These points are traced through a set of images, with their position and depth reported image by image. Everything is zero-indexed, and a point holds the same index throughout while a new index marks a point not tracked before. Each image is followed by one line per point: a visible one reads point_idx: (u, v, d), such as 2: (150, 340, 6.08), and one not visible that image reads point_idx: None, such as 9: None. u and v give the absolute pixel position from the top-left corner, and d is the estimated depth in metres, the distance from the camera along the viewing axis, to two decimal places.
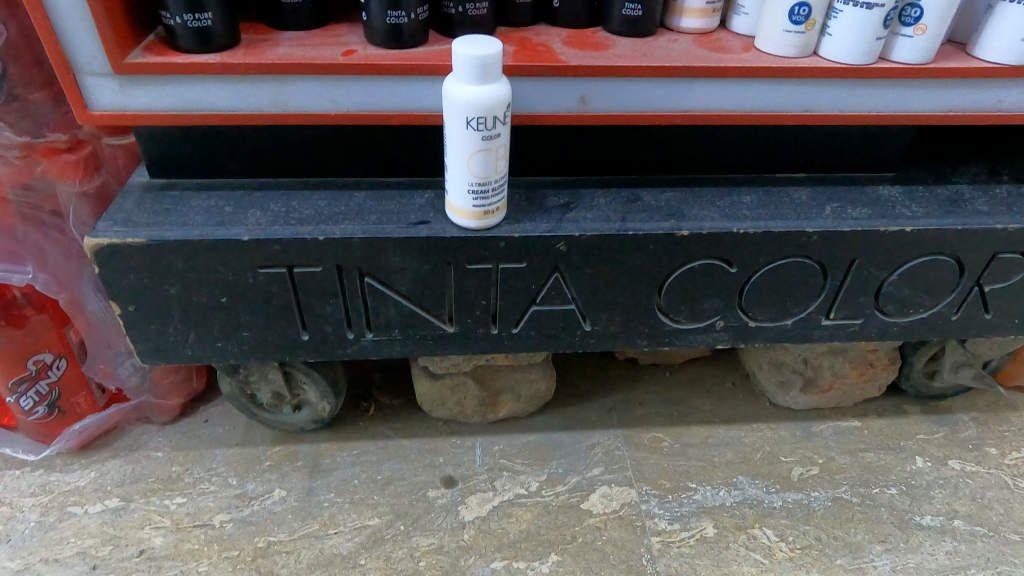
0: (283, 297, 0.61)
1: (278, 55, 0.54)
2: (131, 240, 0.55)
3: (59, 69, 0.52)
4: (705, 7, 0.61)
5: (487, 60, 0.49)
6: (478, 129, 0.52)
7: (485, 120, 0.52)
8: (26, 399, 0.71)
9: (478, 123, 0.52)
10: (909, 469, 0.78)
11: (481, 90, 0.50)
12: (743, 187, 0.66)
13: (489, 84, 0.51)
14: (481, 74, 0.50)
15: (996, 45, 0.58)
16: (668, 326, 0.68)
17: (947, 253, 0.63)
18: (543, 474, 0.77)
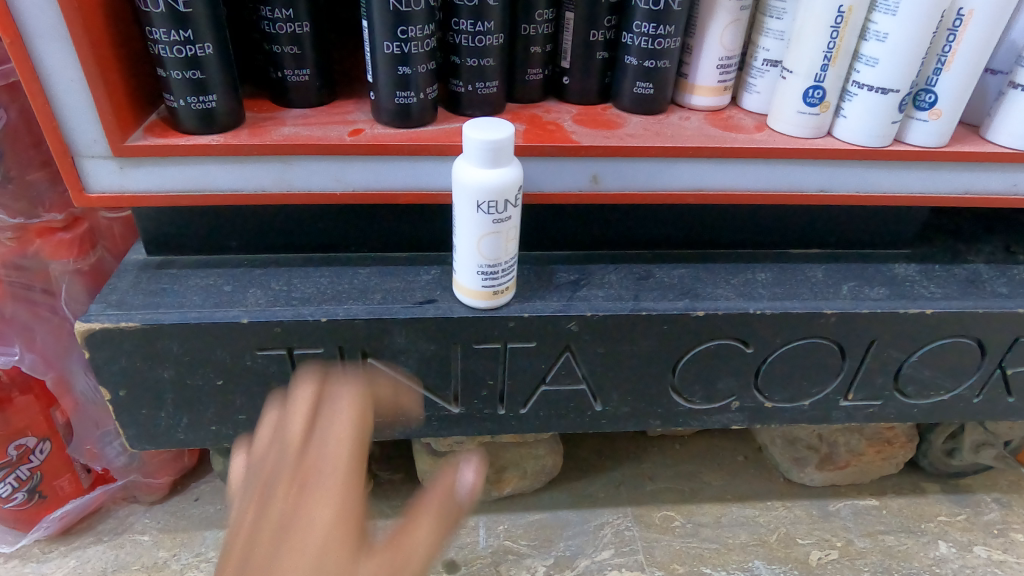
0: (281, 379, 0.58)
1: (284, 134, 0.53)
2: (124, 325, 0.53)
3: (58, 152, 0.50)
4: (718, 86, 0.60)
5: (498, 145, 0.47)
6: (489, 213, 0.50)
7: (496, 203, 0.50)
8: (3, 486, 0.67)
9: (488, 207, 0.50)
10: (932, 555, 0.74)
11: (493, 175, 0.48)
12: (756, 264, 0.65)
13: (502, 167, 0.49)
14: (493, 158, 0.48)
15: (1009, 130, 0.57)
16: (683, 406, 0.65)
17: (969, 335, 0.61)
18: (549, 558, 0.73)
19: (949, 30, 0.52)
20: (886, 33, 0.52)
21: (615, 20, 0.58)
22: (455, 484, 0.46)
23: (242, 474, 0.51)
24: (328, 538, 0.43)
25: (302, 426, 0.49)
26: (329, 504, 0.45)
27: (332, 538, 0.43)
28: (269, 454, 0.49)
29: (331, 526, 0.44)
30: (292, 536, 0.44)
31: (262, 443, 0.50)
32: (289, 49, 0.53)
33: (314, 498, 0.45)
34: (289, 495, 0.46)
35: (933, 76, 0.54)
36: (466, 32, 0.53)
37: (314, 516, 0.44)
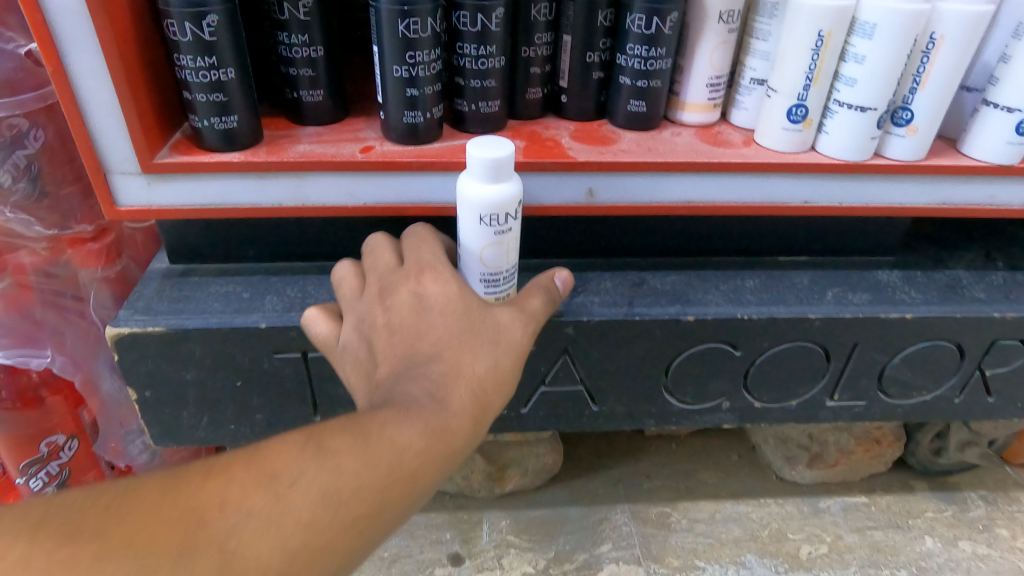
0: (296, 381, 0.62)
1: (300, 152, 0.57)
2: (151, 329, 0.56)
3: (91, 170, 0.55)
4: (707, 103, 0.64)
5: (499, 161, 0.51)
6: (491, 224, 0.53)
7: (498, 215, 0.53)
8: (36, 481, 0.72)
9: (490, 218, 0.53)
10: (918, 549, 0.78)
11: (495, 189, 0.52)
12: (745, 271, 0.68)
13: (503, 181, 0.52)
14: (495, 175, 0.51)
15: (983, 145, 0.61)
16: (676, 406, 0.68)
17: (948, 338, 0.65)
18: (550, 552, 0.77)
19: (922, 52, 0.55)
20: (864, 56, 0.55)
21: (610, 42, 0.61)
22: (555, 278, 0.55)
23: (332, 329, 0.53)
24: (468, 306, 0.48)
25: (387, 255, 0.53)
26: (447, 283, 0.49)
27: (470, 301, 0.48)
28: (366, 288, 0.53)
29: (460, 296, 0.48)
30: (431, 301, 0.48)
31: (352, 290, 0.54)
32: (305, 71, 0.57)
33: (433, 278, 0.50)
34: (412, 288, 0.50)
35: (908, 95, 0.58)
36: (470, 56, 0.57)
37: (443, 290, 0.49)
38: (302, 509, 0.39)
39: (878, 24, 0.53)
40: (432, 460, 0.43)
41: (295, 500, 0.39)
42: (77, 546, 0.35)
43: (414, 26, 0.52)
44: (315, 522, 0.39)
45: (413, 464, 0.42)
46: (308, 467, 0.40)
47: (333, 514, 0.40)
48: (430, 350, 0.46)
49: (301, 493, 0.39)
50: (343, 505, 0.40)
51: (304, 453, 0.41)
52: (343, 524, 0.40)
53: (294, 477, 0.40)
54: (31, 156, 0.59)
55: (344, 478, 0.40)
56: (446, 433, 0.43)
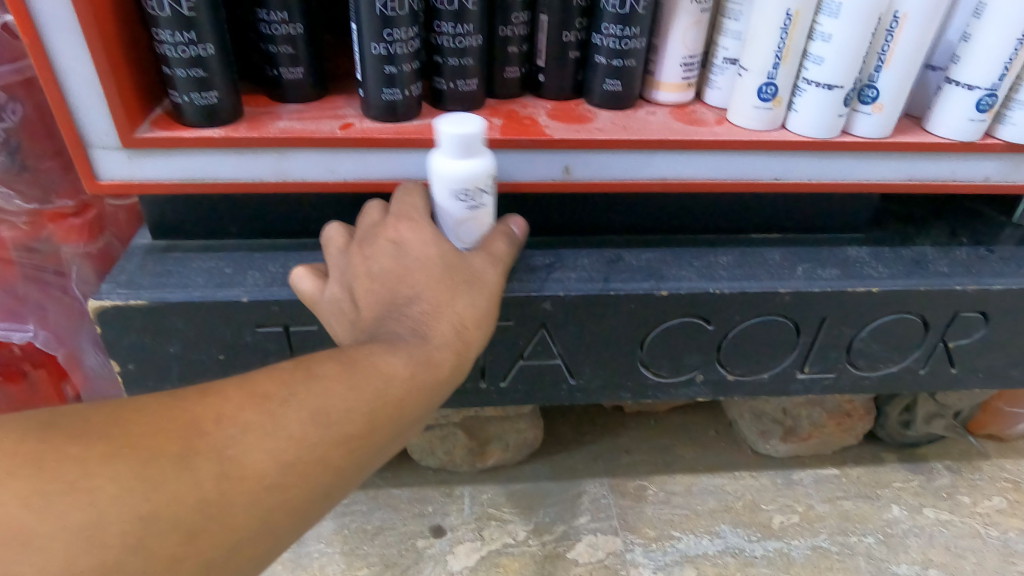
0: (279, 355, 0.63)
1: (280, 128, 0.58)
2: (133, 303, 0.57)
3: (72, 144, 0.55)
4: (681, 83, 0.65)
5: (469, 137, 0.52)
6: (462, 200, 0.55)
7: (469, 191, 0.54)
8: None
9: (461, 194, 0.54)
10: (885, 517, 0.80)
11: (464, 166, 0.53)
12: (719, 247, 0.70)
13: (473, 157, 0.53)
14: (465, 151, 0.53)
15: (946, 123, 0.63)
16: (651, 380, 0.70)
17: (913, 311, 0.67)
18: (530, 523, 0.79)
19: (886, 31, 0.57)
20: (830, 35, 0.57)
21: (586, 22, 0.62)
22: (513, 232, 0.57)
23: (317, 285, 0.55)
24: (444, 251, 0.51)
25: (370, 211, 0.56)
26: (422, 231, 0.52)
27: (445, 245, 0.51)
28: (350, 244, 0.55)
29: (436, 240, 0.51)
30: (410, 246, 0.51)
31: (337, 246, 0.56)
32: (284, 49, 0.58)
33: (413, 227, 0.52)
34: (392, 237, 0.52)
35: (874, 73, 0.59)
36: (448, 34, 0.58)
37: (418, 237, 0.52)
38: (295, 425, 0.39)
39: (843, 3, 0.55)
40: (419, 389, 0.44)
41: (289, 417, 0.39)
42: (86, 445, 0.35)
43: (391, 3, 0.53)
44: (307, 440, 0.39)
45: (400, 392, 0.43)
46: (300, 389, 0.41)
47: (324, 433, 0.40)
48: (411, 289, 0.48)
49: (296, 411, 0.40)
50: (333, 425, 0.40)
51: (297, 375, 0.41)
52: (333, 445, 0.40)
53: (287, 396, 0.40)
54: (9, 130, 0.60)
55: (336, 399, 0.41)
56: (430, 365, 0.45)
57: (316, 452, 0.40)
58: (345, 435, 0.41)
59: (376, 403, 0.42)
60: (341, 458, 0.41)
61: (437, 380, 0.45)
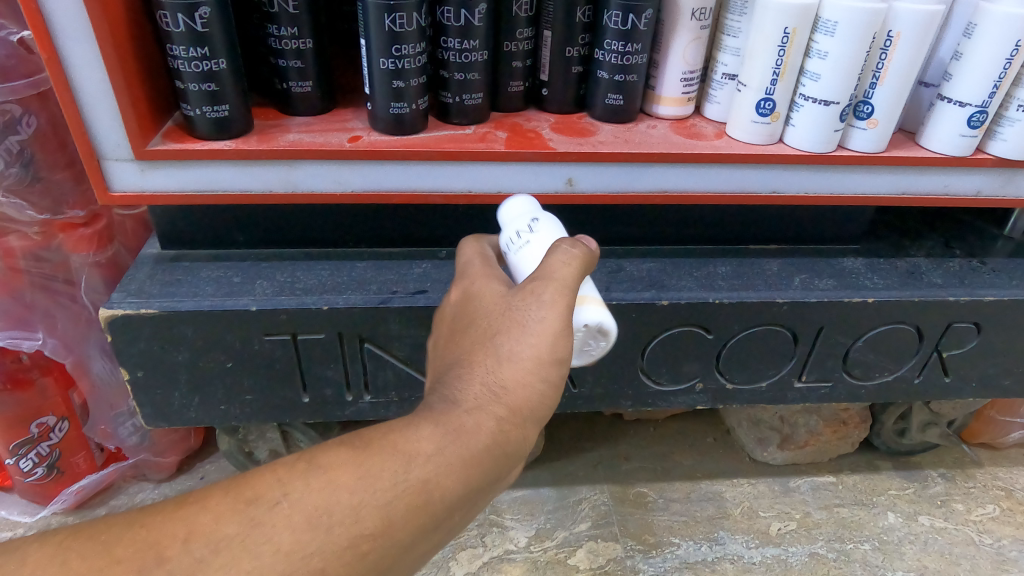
0: (286, 362, 0.64)
1: (289, 141, 0.59)
2: (144, 311, 0.58)
3: (85, 156, 0.56)
4: (682, 97, 0.67)
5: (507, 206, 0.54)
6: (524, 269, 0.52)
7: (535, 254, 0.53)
8: (25, 461, 0.75)
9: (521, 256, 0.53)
10: (881, 524, 0.82)
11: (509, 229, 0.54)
12: (718, 258, 0.71)
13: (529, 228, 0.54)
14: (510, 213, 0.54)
15: (939, 137, 0.64)
16: (652, 388, 0.71)
17: (907, 321, 0.68)
18: (531, 530, 0.80)
19: (881, 49, 0.59)
20: (827, 52, 0.58)
21: (589, 38, 0.64)
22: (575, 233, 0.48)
23: None
24: (487, 301, 0.45)
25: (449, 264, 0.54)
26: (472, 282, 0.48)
27: (486, 295, 0.46)
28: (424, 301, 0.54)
29: (480, 293, 0.46)
30: (462, 304, 0.47)
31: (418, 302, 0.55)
32: (294, 63, 0.59)
33: (464, 280, 0.48)
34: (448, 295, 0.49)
35: (869, 89, 0.61)
36: (455, 49, 0.59)
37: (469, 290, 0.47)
38: (284, 535, 0.39)
39: (839, 22, 0.56)
40: (448, 465, 0.41)
41: (284, 526, 0.39)
42: None
43: (401, 20, 0.55)
44: (307, 544, 0.39)
45: (420, 477, 0.41)
46: (292, 489, 0.40)
47: (334, 532, 0.39)
48: (453, 354, 0.45)
49: (289, 516, 0.39)
50: (346, 522, 0.40)
51: (293, 474, 0.41)
52: (348, 544, 0.39)
53: (278, 498, 0.40)
54: (23, 142, 0.61)
55: (337, 497, 0.40)
56: (456, 444, 0.41)
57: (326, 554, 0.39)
58: (362, 531, 0.40)
59: (393, 493, 0.40)
60: (362, 550, 0.40)
61: (467, 457, 0.41)
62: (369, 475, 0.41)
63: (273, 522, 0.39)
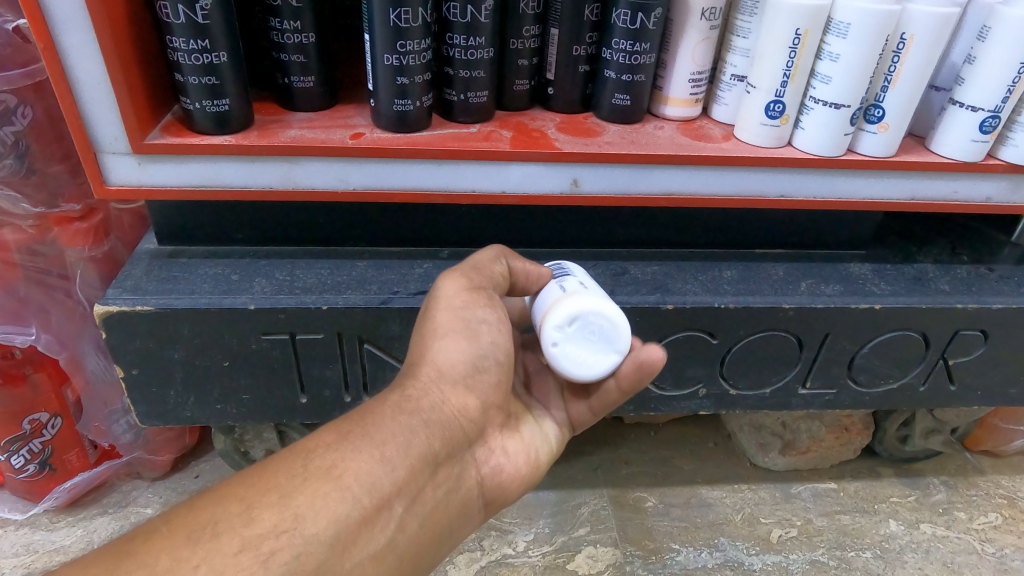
0: (284, 362, 0.63)
1: (291, 137, 0.58)
2: (140, 308, 0.57)
3: (82, 149, 0.55)
4: (689, 98, 0.66)
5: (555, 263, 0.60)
6: (600, 295, 0.54)
7: (563, 281, 0.55)
8: (17, 458, 0.74)
9: (590, 286, 0.54)
10: (883, 532, 0.81)
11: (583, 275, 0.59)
12: (723, 262, 0.70)
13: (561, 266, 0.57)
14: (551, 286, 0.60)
15: (948, 143, 0.63)
16: (654, 393, 0.71)
17: (914, 328, 0.67)
18: (530, 534, 0.79)
19: (893, 52, 0.58)
20: (838, 54, 0.57)
21: (596, 36, 0.63)
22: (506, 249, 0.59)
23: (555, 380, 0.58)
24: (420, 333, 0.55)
25: None
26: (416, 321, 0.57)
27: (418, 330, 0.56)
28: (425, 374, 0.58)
29: None
30: None
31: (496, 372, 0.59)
32: (296, 58, 0.58)
33: None
34: None
35: (880, 93, 0.60)
36: (460, 46, 0.58)
37: None
38: (159, 555, 0.37)
39: (852, 24, 0.56)
40: (351, 449, 0.44)
41: (162, 547, 0.37)
42: None
43: (405, 15, 0.54)
44: (190, 557, 0.37)
45: (324, 463, 0.43)
46: (171, 515, 0.40)
47: (229, 538, 0.39)
48: None
49: (172, 537, 0.38)
50: (239, 524, 0.39)
51: (180, 510, 0.40)
52: (243, 546, 0.38)
53: (158, 526, 0.39)
54: (19, 133, 0.60)
55: (228, 505, 0.40)
56: (360, 428, 0.46)
57: (221, 563, 0.37)
58: (262, 528, 0.39)
59: (298, 483, 0.42)
60: (267, 551, 0.39)
61: (373, 436, 0.45)
62: (266, 477, 0.42)
63: (147, 549, 0.37)
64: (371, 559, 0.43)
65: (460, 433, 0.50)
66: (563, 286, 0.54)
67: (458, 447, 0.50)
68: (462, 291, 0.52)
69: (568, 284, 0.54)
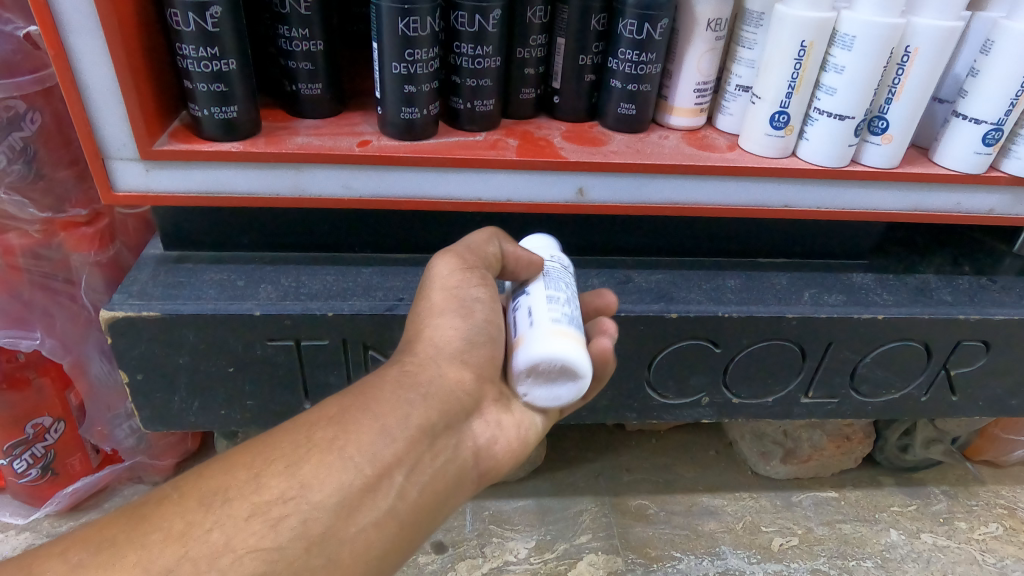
0: (289, 368, 0.63)
1: (298, 144, 0.58)
2: (146, 313, 0.58)
3: (90, 155, 0.55)
4: (694, 108, 0.66)
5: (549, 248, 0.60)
6: (567, 300, 0.52)
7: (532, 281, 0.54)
8: (19, 462, 0.74)
9: (560, 287, 0.53)
10: (883, 541, 0.81)
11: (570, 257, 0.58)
12: (726, 271, 0.71)
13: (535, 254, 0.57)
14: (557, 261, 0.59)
15: (951, 154, 0.64)
16: (657, 401, 0.71)
17: (916, 339, 0.68)
18: (531, 541, 0.79)
19: (897, 64, 0.58)
20: (843, 66, 0.58)
21: (603, 46, 0.63)
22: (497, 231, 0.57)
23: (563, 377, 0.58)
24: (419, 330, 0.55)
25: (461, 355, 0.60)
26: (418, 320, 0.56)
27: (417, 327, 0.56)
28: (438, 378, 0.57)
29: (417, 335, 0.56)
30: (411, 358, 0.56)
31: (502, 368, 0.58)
32: (304, 65, 0.58)
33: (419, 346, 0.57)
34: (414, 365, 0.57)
35: (885, 105, 0.61)
36: (467, 55, 0.58)
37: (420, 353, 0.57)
38: (172, 520, 0.39)
39: (857, 36, 0.56)
40: (353, 418, 0.45)
41: (175, 512, 0.40)
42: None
43: (414, 24, 0.54)
44: (203, 522, 0.40)
45: (327, 434, 0.44)
46: (184, 483, 0.42)
47: (239, 503, 0.41)
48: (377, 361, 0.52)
49: (186, 501, 0.41)
50: (247, 491, 0.41)
51: (191, 476, 0.43)
52: (251, 510, 0.40)
53: (170, 491, 0.42)
54: (27, 138, 0.60)
55: (236, 473, 0.42)
56: (361, 401, 0.46)
57: (233, 528, 0.40)
58: (268, 496, 0.41)
59: (302, 453, 0.43)
60: (276, 516, 0.40)
61: (373, 408, 0.45)
62: (272, 445, 0.43)
63: (164, 512, 0.40)
64: (373, 526, 0.43)
65: (462, 402, 0.49)
66: (530, 289, 0.53)
67: (460, 417, 0.49)
68: (462, 280, 0.52)
69: (535, 288, 0.53)
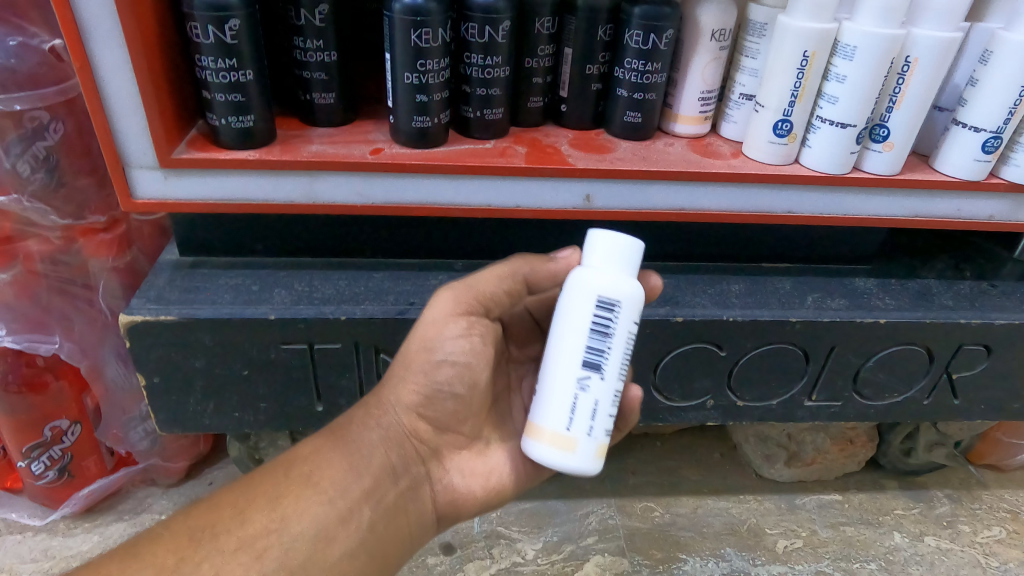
0: (301, 371, 0.64)
1: (312, 151, 0.60)
2: (163, 318, 0.59)
3: (111, 163, 0.57)
4: (699, 116, 0.68)
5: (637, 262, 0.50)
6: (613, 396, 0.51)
7: (597, 346, 0.48)
8: (37, 464, 0.76)
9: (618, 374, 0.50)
10: (887, 544, 0.82)
11: None
12: (731, 276, 0.72)
13: (630, 303, 0.48)
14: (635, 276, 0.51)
15: (951, 161, 0.65)
16: (663, 404, 0.72)
17: (918, 342, 0.69)
18: (539, 542, 0.80)
19: (898, 74, 0.60)
20: (845, 76, 0.59)
21: (609, 56, 0.65)
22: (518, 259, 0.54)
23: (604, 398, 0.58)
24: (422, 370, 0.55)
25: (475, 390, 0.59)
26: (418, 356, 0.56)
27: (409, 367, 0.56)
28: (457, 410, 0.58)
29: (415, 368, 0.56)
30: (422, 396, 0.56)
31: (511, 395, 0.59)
32: (318, 75, 0.60)
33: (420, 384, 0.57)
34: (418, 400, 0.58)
35: (886, 113, 0.62)
36: (477, 65, 0.60)
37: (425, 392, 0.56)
38: (164, 556, 0.45)
39: (858, 46, 0.57)
40: (322, 457, 0.51)
41: (167, 547, 0.46)
42: None
43: (426, 36, 0.55)
44: (194, 556, 0.45)
45: (302, 472, 0.50)
46: (173, 521, 0.48)
47: (226, 538, 0.47)
48: None
49: (177, 539, 0.46)
50: (233, 526, 0.47)
51: (181, 516, 0.48)
52: (238, 544, 0.46)
53: (162, 530, 0.47)
54: (50, 148, 0.62)
55: (223, 511, 0.48)
56: (334, 439, 0.53)
57: (222, 560, 0.45)
58: (253, 529, 0.47)
59: (282, 490, 0.49)
60: (260, 548, 0.47)
61: (343, 446, 0.52)
62: (254, 486, 0.50)
63: (155, 548, 0.46)
64: (346, 556, 0.49)
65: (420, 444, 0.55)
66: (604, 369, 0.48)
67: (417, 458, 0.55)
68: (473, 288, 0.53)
69: (611, 371, 0.48)
